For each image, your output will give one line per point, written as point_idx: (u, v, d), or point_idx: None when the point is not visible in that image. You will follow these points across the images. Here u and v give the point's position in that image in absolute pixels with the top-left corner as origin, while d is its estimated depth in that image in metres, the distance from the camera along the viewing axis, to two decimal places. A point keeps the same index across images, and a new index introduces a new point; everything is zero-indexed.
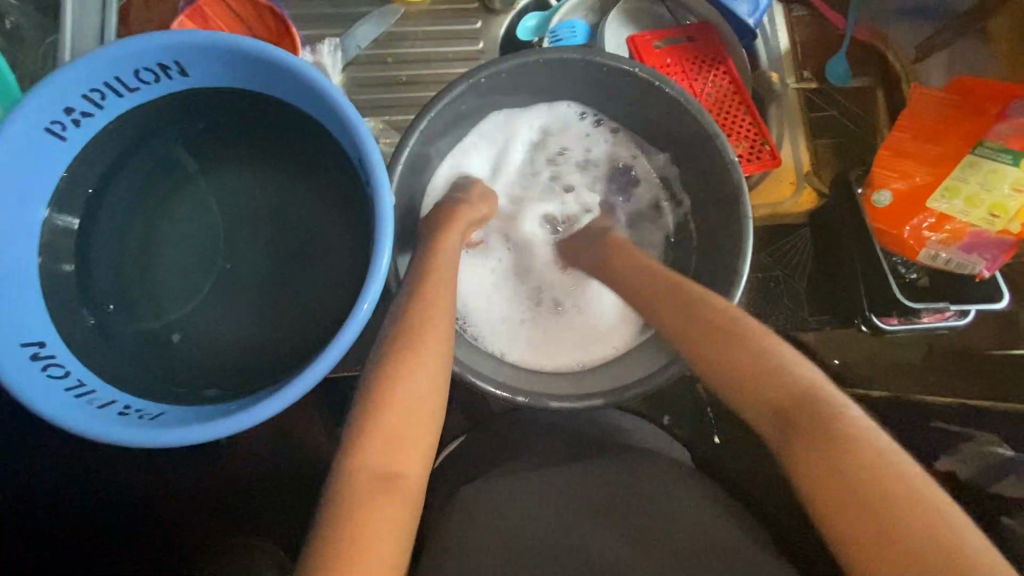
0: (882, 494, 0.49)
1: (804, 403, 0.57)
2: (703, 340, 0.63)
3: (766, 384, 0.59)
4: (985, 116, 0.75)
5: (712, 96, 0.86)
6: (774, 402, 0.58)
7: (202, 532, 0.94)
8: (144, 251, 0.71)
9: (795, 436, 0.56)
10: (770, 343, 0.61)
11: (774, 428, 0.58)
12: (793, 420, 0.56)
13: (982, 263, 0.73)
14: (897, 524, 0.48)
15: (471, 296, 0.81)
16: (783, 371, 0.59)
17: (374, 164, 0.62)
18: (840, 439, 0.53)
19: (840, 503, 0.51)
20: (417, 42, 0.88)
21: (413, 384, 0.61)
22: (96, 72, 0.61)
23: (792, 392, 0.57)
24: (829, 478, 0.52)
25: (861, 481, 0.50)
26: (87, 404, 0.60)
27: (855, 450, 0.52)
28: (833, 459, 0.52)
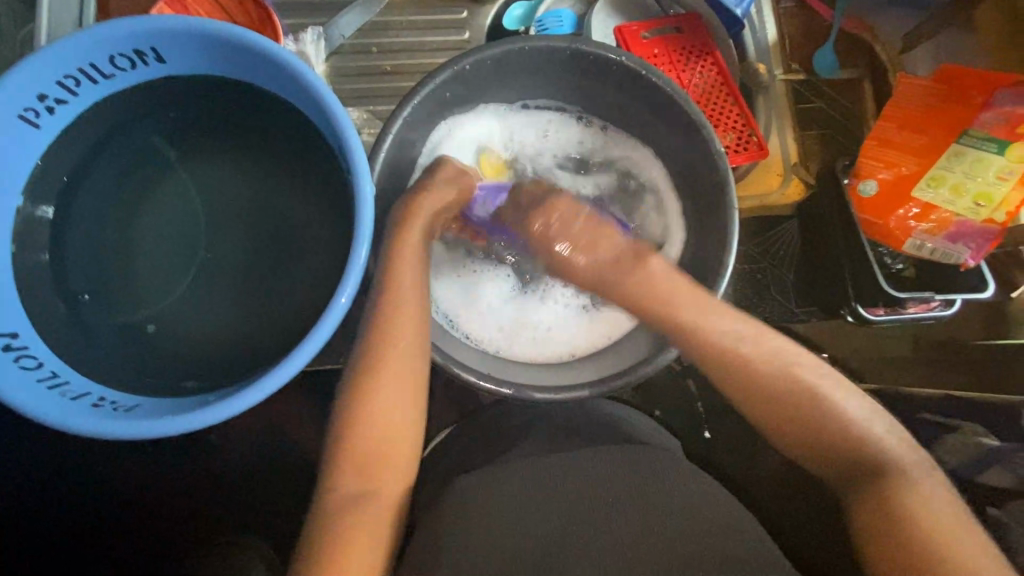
0: (928, 538, 0.57)
1: (854, 453, 0.63)
2: (742, 392, 0.66)
3: (814, 433, 0.64)
4: (971, 104, 0.75)
5: (699, 87, 0.85)
6: (830, 454, 0.64)
7: (187, 527, 0.93)
8: (122, 241, 0.70)
9: (851, 482, 0.63)
10: (811, 391, 0.64)
11: (834, 475, 0.64)
12: (851, 468, 0.63)
13: (967, 251, 0.71)
14: (929, 557, 0.56)
15: (458, 294, 0.81)
16: (832, 415, 0.64)
17: (354, 151, 0.61)
18: (887, 489, 0.60)
19: (895, 541, 0.58)
20: (403, 32, 0.87)
21: (384, 396, 0.64)
22: (69, 58, 0.60)
23: (845, 441, 0.63)
24: (883, 526, 0.59)
25: (908, 532, 0.58)
26: (60, 396, 0.59)
27: (898, 500, 0.59)
28: (884, 505, 0.60)
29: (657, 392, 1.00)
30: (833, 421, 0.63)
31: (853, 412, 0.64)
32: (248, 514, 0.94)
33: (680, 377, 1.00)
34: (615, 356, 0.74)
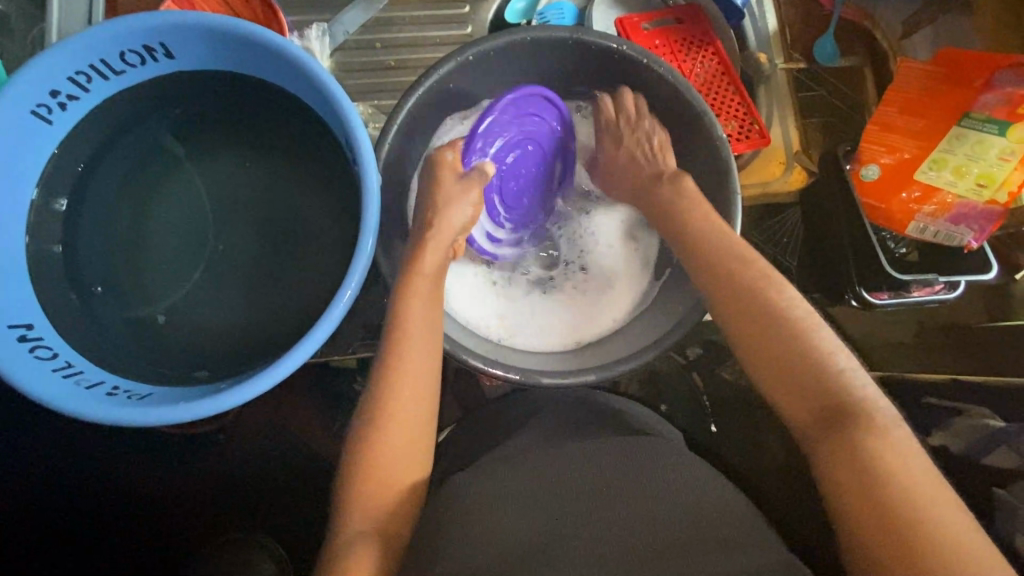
0: (894, 488, 0.47)
1: (833, 392, 0.53)
2: (736, 316, 0.60)
3: (795, 361, 0.56)
4: (971, 87, 0.75)
5: (700, 77, 0.86)
6: (810, 387, 0.54)
7: (196, 521, 0.94)
8: (133, 234, 0.71)
9: (826, 421, 0.53)
10: (806, 326, 0.57)
11: (806, 411, 0.54)
12: (829, 406, 0.53)
13: (971, 233, 0.73)
14: (902, 516, 0.45)
15: (469, 289, 0.80)
16: (820, 359, 0.55)
17: (360, 141, 0.62)
18: (858, 431, 0.50)
19: (860, 490, 0.48)
20: (406, 27, 0.88)
21: (403, 389, 0.61)
22: (81, 54, 0.61)
23: (821, 380, 0.54)
24: (848, 467, 0.49)
25: (879, 473, 0.48)
26: (76, 385, 0.60)
27: (877, 445, 0.49)
28: (853, 449, 0.50)
29: (664, 384, 1.00)
30: (822, 366, 0.55)
31: (841, 356, 0.55)
32: (257, 508, 0.95)
33: (686, 370, 1.00)
34: (621, 343, 0.74)
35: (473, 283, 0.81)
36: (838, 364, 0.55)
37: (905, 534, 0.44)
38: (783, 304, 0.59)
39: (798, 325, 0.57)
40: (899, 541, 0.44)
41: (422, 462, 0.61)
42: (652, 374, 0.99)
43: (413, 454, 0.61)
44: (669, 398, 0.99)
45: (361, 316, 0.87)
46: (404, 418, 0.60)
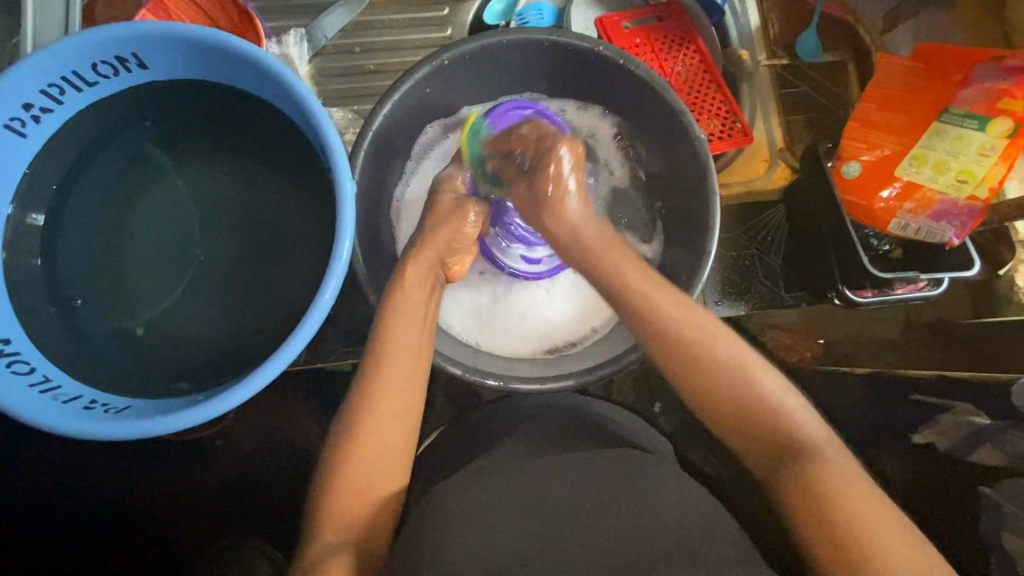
0: (857, 531, 0.47)
1: (778, 430, 0.55)
2: (680, 361, 0.59)
3: (733, 402, 0.57)
4: (950, 81, 0.75)
5: (682, 75, 0.85)
6: (757, 426, 0.56)
7: (179, 532, 0.92)
8: (111, 246, 0.71)
9: (775, 459, 0.54)
10: (746, 367, 0.58)
11: (758, 449, 0.56)
12: (776, 444, 0.55)
13: (952, 229, 0.71)
14: (857, 551, 0.46)
15: (456, 298, 0.83)
16: (758, 400, 0.56)
17: (333, 148, 0.61)
18: (809, 468, 0.51)
19: (817, 528, 0.48)
20: (385, 31, 0.88)
21: (390, 393, 0.61)
22: (52, 67, 0.61)
23: (761, 419, 0.56)
24: (803, 508, 0.50)
25: (833, 514, 0.48)
26: (52, 399, 0.59)
27: (822, 481, 0.50)
28: (805, 489, 0.50)
29: (657, 384, 0.99)
30: (752, 406, 0.56)
31: (785, 394, 0.57)
32: (243, 518, 0.93)
33: None
34: (603, 347, 0.76)
35: (461, 292, 0.83)
36: (777, 402, 0.56)
37: (870, 573, 0.45)
38: (714, 345, 0.59)
39: (726, 366, 0.58)
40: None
41: (403, 469, 0.61)
42: (644, 374, 0.99)
43: (391, 459, 0.59)
44: (662, 397, 0.99)
45: (348, 321, 0.87)
46: (389, 422, 0.60)
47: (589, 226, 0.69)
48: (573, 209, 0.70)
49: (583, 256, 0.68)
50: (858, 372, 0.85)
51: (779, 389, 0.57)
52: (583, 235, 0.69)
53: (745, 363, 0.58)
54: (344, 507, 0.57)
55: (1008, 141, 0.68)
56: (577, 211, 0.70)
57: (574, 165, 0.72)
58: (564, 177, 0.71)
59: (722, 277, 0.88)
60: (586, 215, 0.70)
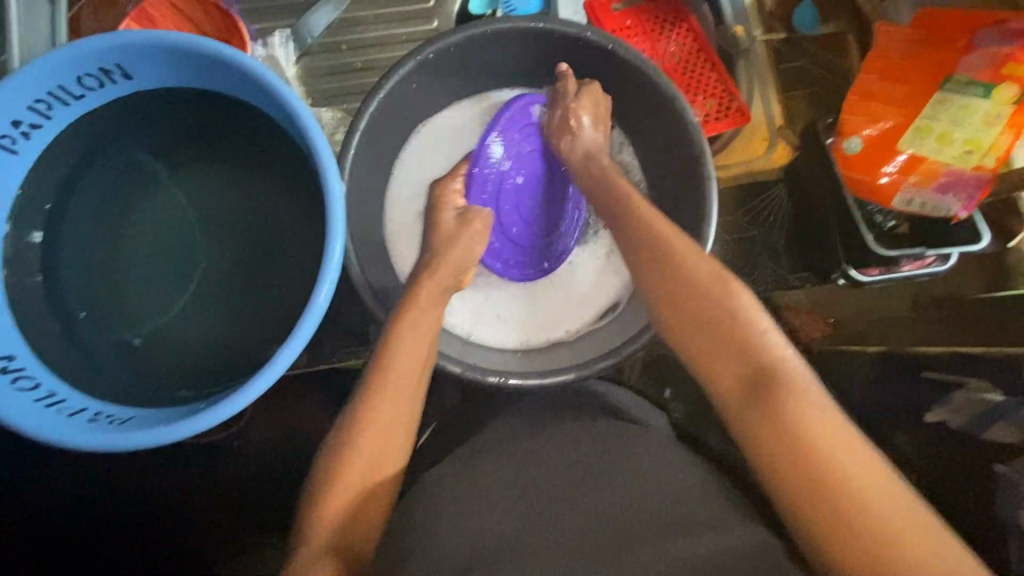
0: (827, 464, 0.44)
1: (752, 357, 0.49)
2: (662, 292, 0.56)
3: (714, 328, 0.51)
4: (955, 48, 0.72)
5: (675, 56, 0.83)
6: (729, 354, 0.50)
7: (194, 535, 0.93)
8: (109, 257, 0.71)
9: (744, 387, 0.49)
10: (719, 289, 0.52)
11: (727, 379, 0.50)
12: (749, 371, 0.49)
13: (958, 203, 0.68)
14: (837, 495, 0.43)
15: (471, 300, 0.83)
16: (738, 321, 0.51)
17: (320, 149, 0.61)
18: (782, 398, 0.47)
19: (793, 473, 0.45)
20: (371, 27, 0.87)
21: (394, 390, 0.61)
22: (37, 82, 0.60)
23: (736, 344, 0.50)
24: (774, 443, 0.46)
25: (803, 447, 0.45)
26: (56, 413, 0.60)
27: (801, 419, 0.46)
28: (774, 419, 0.46)
29: (665, 370, 0.98)
30: (726, 328, 0.51)
31: (759, 318, 0.50)
32: (256, 518, 0.94)
33: None
34: (602, 339, 0.76)
35: (471, 296, 0.83)
36: (754, 327, 0.50)
37: (837, 502, 0.43)
38: (696, 267, 0.54)
39: (715, 290, 0.52)
40: (836, 516, 0.43)
41: (402, 460, 0.61)
42: (653, 360, 0.98)
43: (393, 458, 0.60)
44: (672, 382, 0.98)
45: (349, 321, 0.87)
46: (389, 416, 0.60)
47: (612, 171, 0.69)
48: (602, 153, 0.72)
49: (609, 206, 0.65)
50: (870, 352, 0.83)
51: (751, 311, 0.51)
52: (613, 185, 0.67)
53: (716, 285, 0.53)
54: (347, 509, 0.57)
55: (1015, 108, 0.65)
56: (603, 154, 0.72)
57: (597, 112, 0.73)
58: (575, 115, 0.73)
59: (724, 262, 0.86)
60: (606, 150, 0.73)
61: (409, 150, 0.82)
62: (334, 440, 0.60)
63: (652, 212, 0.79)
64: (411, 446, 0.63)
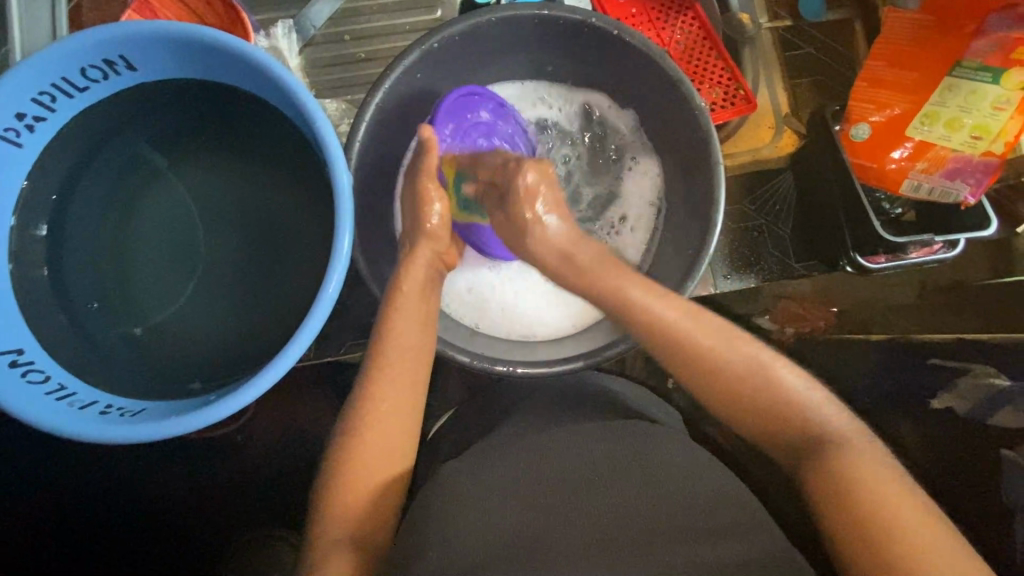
0: (884, 517, 0.49)
1: (803, 430, 0.57)
2: (697, 375, 0.60)
3: (763, 409, 0.58)
4: (964, 33, 0.71)
5: (681, 43, 0.83)
6: (784, 428, 0.58)
7: (202, 529, 0.94)
8: (117, 250, 0.71)
9: (803, 452, 0.56)
10: (766, 368, 0.59)
11: (785, 450, 0.58)
12: (801, 441, 0.56)
13: (967, 188, 0.70)
14: (887, 542, 0.48)
15: (477, 292, 0.82)
16: (776, 391, 0.58)
17: (328, 140, 0.60)
18: (828, 457, 0.54)
19: (844, 520, 0.51)
20: (373, 16, 0.86)
21: (394, 377, 0.62)
22: (42, 75, 0.59)
23: (776, 414, 0.58)
24: (834, 497, 0.52)
25: (860, 504, 0.50)
26: (66, 406, 0.59)
27: (848, 474, 0.52)
28: (834, 479, 0.52)
29: None
30: (768, 401, 0.58)
31: (811, 394, 0.58)
32: (264, 510, 0.94)
33: None
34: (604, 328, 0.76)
35: (477, 289, 0.82)
36: (806, 398, 0.58)
37: (892, 551, 0.47)
38: (736, 343, 0.60)
39: (752, 368, 0.59)
40: (893, 565, 0.47)
41: (405, 454, 0.62)
42: (657, 351, 0.98)
43: (399, 457, 0.61)
44: (676, 373, 0.98)
45: (356, 314, 0.87)
46: (394, 408, 0.61)
47: (580, 247, 0.65)
48: (549, 227, 0.65)
49: (575, 276, 0.65)
50: (875, 337, 0.83)
51: (805, 388, 0.58)
52: (575, 255, 0.65)
53: (762, 363, 0.59)
54: (355, 505, 0.58)
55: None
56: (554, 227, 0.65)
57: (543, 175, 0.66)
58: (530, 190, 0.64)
59: (730, 251, 0.86)
60: (575, 235, 0.66)
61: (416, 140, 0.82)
62: (340, 443, 0.60)
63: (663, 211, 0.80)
64: (416, 442, 0.63)
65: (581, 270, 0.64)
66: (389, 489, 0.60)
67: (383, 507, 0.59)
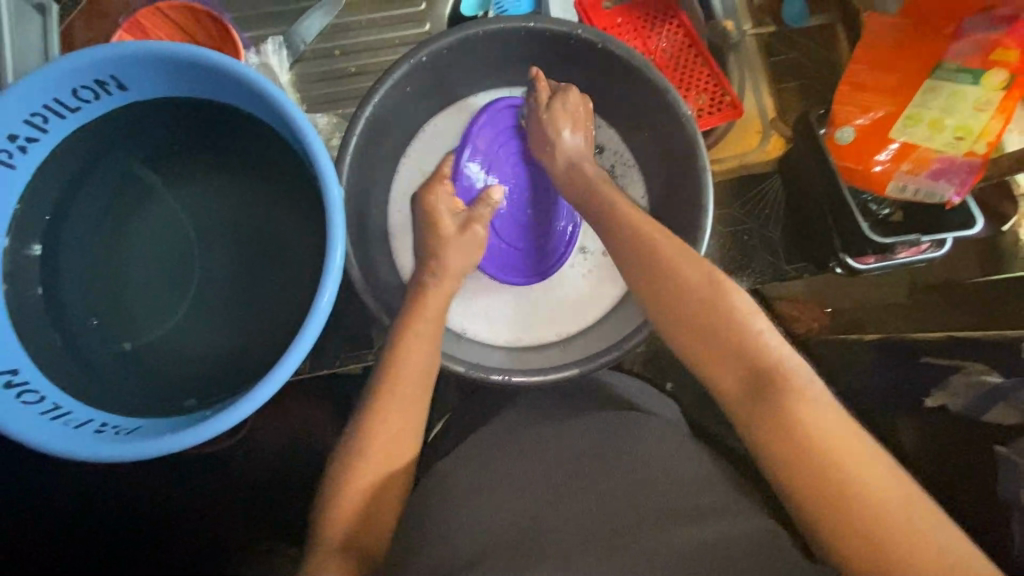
0: (835, 457, 0.44)
1: (750, 360, 0.49)
2: (664, 308, 0.55)
3: (721, 349, 0.50)
4: (942, 35, 0.74)
5: (666, 52, 0.84)
6: (734, 360, 0.50)
7: (196, 545, 0.92)
8: (111, 269, 0.71)
9: (749, 389, 0.48)
10: (716, 298, 0.52)
11: (731, 382, 0.50)
12: (749, 374, 0.49)
13: (952, 188, 0.70)
14: (846, 504, 0.42)
15: (474, 305, 0.83)
16: (729, 324, 0.51)
17: (318, 154, 0.61)
18: (780, 396, 0.47)
19: (797, 471, 0.45)
20: (363, 31, 0.87)
21: (399, 389, 0.61)
22: (35, 96, 0.59)
23: (727, 345, 0.50)
24: (780, 444, 0.46)
25: (807, 449, 0.45)
26: (61, 425, 0.59)
27: (798, 418, 0.45)
28: (781, 422, 0.46)
29: (668, 364, 0.97)
30: (717, 326, 0.51)
31: (756, 320, 0.50)
32: (259, 524, 0.93)
33: None
34: (598, 339, 0.77)
35: (471, 301, 0.83)
36: (751, 328, 0.50)
37: (833, 492, 0.43)
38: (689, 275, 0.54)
39: (714, 298, 0.52)
40: (852, 526, 0.42)
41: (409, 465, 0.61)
42: (655, 353, 0.97)
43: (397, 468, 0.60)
44: (675, 374, 0.97)
45: (351, 324, 0.87)
46: (399, 420, 0.60)
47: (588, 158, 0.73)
48: (563, 154, 0.74)
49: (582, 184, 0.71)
50: (868, 338, 0.84)
51: (748, 316, 0.51)
52: (580, 171, 0.72)
53: (714, 291, 0.53)
54: (352, 516, 0.57)
55: (1004, 94, 0.67)
56: (568, 155, 0.73)
57: (577, 123, 0.74)
58: (564, 129, 0.74)
59: (723, 254, 0.87)
60: (587, 153, 0.74)
61: (409, 153, 0.84)
62: (342, 454, 0.60)
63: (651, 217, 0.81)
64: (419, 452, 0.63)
65: (584, 182, 0.71)
66: (391, 499, 0.60)
67: (384, 519, 0.59)
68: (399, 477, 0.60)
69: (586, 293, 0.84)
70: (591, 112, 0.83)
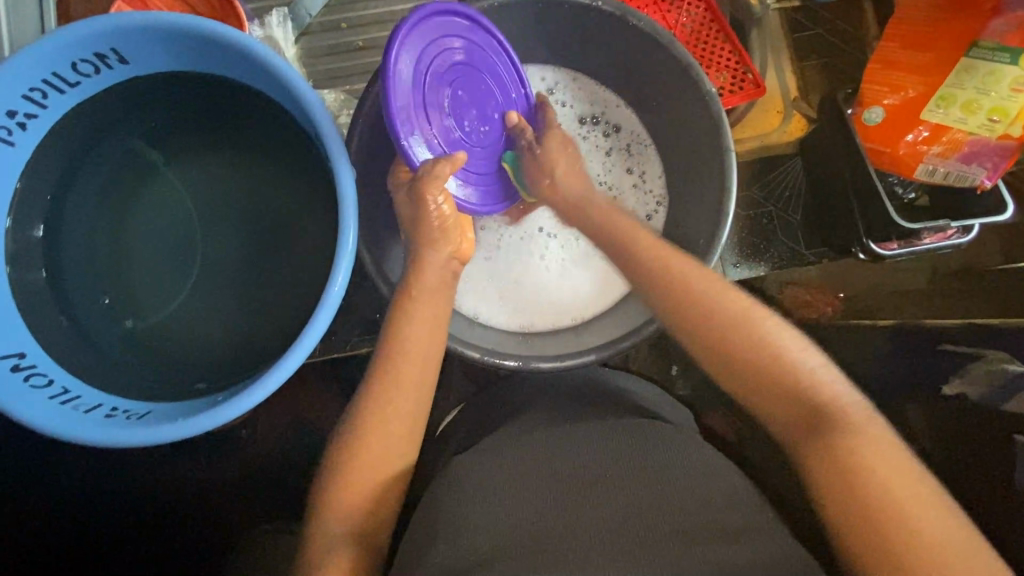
0: (882, 496, 0.44)
1: (809, 397, 0.51)
2: (711, 338, 0.57)
3: (773, 382, 0.53)
4: (981, 10, 0.69)
5: (687, 27, 0.81)
6: (787, 395, 0.52)
7: (205, 530, 0.92)
8: (114, 250, 0.70)
9: (805, 425, 0.51)
10: (763, 329, 0.55)
11: (783, 420, 0.52)
12: (803, 412, 0.51)
13: (984, 172, 0.70)
14: (893, 542, 0.43)
15: (486, 288, 0.81)
16: (784, 361, 0.53)
17: (329, 136, 0.58)
18: (833, 433, 0.49)
19: (842, 498, 0.46)
20: (371, 3, 0.84)
21: (401, 378, 0.60)
22: (36, 69, 0.57)
23: (784, 380, 0.53)
24: (829, 473, 0.47)
25: (858, 483, 0.46)
26: (71, 409, 0.58)
27: (853, 454, 0.47)
28: (831, 455, 0.48)
29: (675, 350, 0.96)
30: (758, 361, 0.54)
31: (812, 359, 0.53)
32: (267, 507, 0.93)
33: None
34: (612, 324, 0.75)
35: (483, 286, 0.81)
36: (805, 365, 0.53)
37: (883, 528, 0.43)
38: (746, 312, 0.56)
39: (754, 327, 0.55)
40: (901, 561, 0.42)
41: (411, 452, 0.61)
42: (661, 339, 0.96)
43: (402, 458, 0.60)
44: (681, 360, 0.96)
45: (360, 308, 0.86)
46: (400, 402, 0.60)
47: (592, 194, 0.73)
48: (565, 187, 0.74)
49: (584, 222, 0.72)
50: (883, 326, 0.83)
51: (801, 351, 0.54)
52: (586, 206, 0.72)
53: (759, 322, 0.55)
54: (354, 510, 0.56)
55: None
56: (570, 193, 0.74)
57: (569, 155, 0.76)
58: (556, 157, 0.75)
59: (741, 239, 0.85)
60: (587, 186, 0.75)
61: None
62: (343, 442, 0.59)
63: (666, 206, 0.81)
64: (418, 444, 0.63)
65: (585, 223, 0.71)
66: (395, 488, 0.59)
67: (384, 509, 0.58)
68: (397, 465, 0.59)
69: (602, 278, 0.83)
70: (612, 90, 0.82)
